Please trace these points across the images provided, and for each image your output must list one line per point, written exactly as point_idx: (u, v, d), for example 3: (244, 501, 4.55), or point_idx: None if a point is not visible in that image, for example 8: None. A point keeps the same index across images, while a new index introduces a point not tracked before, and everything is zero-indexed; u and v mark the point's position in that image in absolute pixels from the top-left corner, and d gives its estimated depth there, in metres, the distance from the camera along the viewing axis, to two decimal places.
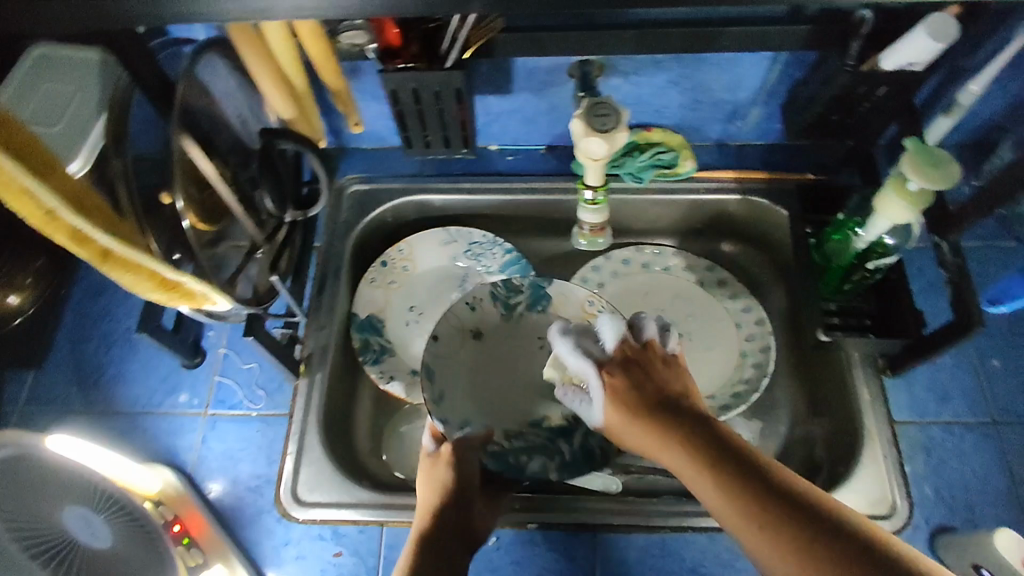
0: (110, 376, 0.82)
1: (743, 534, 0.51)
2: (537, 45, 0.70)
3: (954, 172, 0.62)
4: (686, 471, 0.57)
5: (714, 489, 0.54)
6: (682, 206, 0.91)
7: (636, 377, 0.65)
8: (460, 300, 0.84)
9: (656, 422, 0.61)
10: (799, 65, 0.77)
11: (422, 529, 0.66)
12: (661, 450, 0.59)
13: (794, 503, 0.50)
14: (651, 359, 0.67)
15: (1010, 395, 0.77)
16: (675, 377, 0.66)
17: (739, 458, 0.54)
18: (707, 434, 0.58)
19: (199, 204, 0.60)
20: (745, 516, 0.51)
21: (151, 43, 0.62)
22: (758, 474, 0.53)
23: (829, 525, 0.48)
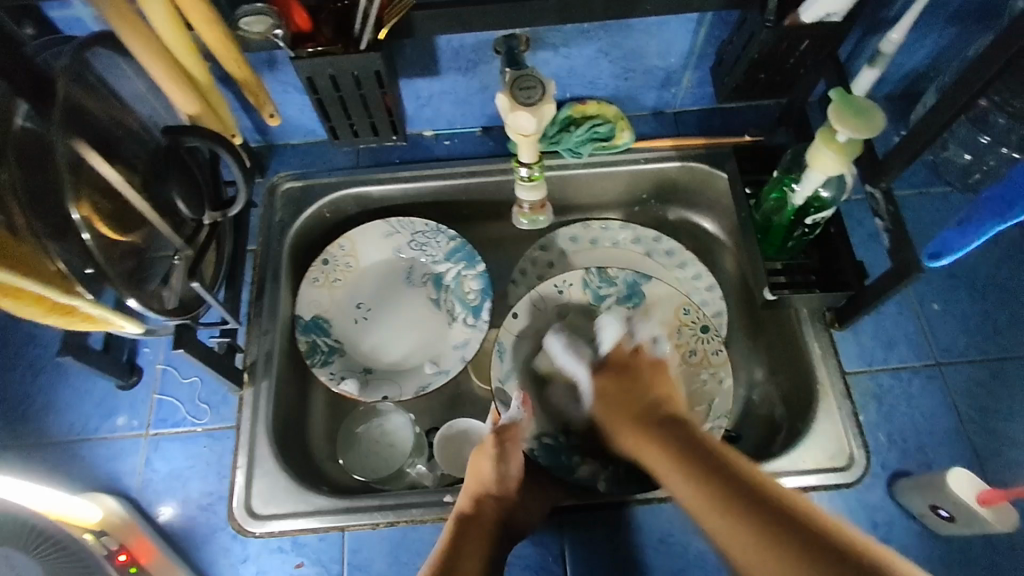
0: (40, 405, 0.77)
1: (710, 528, 0.51)
2: (456, 21, 0.68)
3: (879, 119, 0.62)
4: (689, 494, 0.54)
5: (689, 488, 0.54)
6: (624, 178, 0.90)
7: (626, 389, 0.68)
8: (550, 285, 0.85)
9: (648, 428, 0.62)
10: (724, 25, 0.77)
11: (459, 514, 0.68)
12: (648, 451, 0.61)
13: (808, 528, 0.46)
14: (647, 364, 0.70)
15: (952, 336, 0.78)
16: (664, 381, 0.68)
17: (713, 458, 0.55)
18: (667, 429, 0.61)
19: (108, 213, 0.56)
20: (716, 508, 0.51)
21: (35, 43, 0.57)
22: (708, 464, 0.55)
23: (788, 517, 0.47)
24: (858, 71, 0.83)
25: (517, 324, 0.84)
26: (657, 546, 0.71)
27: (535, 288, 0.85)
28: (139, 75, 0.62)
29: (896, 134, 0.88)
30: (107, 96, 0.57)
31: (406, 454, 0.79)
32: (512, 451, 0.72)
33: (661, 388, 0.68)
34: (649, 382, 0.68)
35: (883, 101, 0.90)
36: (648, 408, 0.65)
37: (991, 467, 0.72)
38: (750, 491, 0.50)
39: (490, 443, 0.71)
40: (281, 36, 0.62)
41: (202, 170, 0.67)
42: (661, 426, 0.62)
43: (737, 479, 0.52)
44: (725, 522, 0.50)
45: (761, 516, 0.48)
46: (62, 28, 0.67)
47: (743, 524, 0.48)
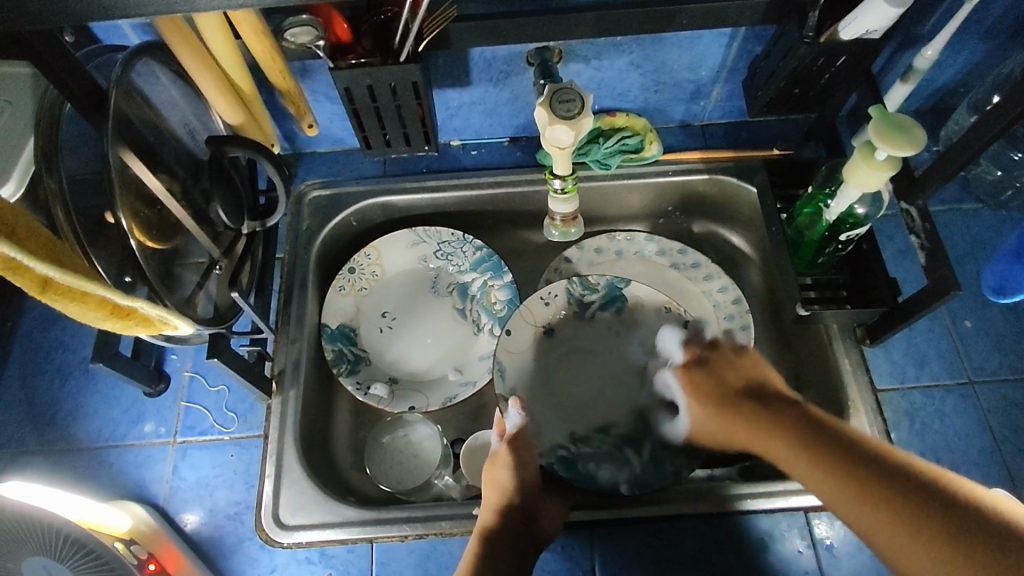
0: (68, 411, 0.77)
1: (839, 507, 0.55)
2: (494, 32, 0.68)
3: (921, 136, 0.62)
4: (791, 462, 0.60)
5: (799, 461, 0.59)
6: (652, 190, 0.89)
7: (709, 375, 0.72)
8: (536, 299, 0.85)
9: (742, 413, 0.66)
10: (758, 40, 0.77)
11: (486, 528, 0.66)
12: (750, 437, 0.65)
13: (907, 492, 0.52)
14: (726, 354, 0.72)
15: (984, 354, 0.78)
16: (750, 366, 0.71)
17: (834, 443, 0.58)
18: (787, 407, 0.64)
19: (146, 220, 0.56)
20: (856, 499, 0.54)
21: (79, 52, 0.57)
22: (834, 445, 0.57)
23: (932, 502, 0.50)
24: (890, 86, 0.82)
25: (511, 341, 0.84)
26: (687, 563, 0.70)
27: (522, 304, 0.85)
28: (175, 84, 0.61)
29: (926, 150, 0.87)
30: (149, 106, 0.57)
31: (432, 466, 0.78)
32: (527, 458, 0.72)
33: (750, 365, 0.70)
34: (730, 367, 0.71)
35: (912, 116, 0.89)
36: (750, 390, 0.68)
37: None
38: (866, 454, 0.56)
39: (503, 452, 0.72)
40: (323, 46, 0.63)
41: (238, 177, 0.67)
42: (756, 404, 0.66)
43: (869, 448, 0.56)
44: (834, 485, 0.56)
45: (878, 481, 0.53)
46: (99, 37, 0.66)
47: (859, 484, 0.54)
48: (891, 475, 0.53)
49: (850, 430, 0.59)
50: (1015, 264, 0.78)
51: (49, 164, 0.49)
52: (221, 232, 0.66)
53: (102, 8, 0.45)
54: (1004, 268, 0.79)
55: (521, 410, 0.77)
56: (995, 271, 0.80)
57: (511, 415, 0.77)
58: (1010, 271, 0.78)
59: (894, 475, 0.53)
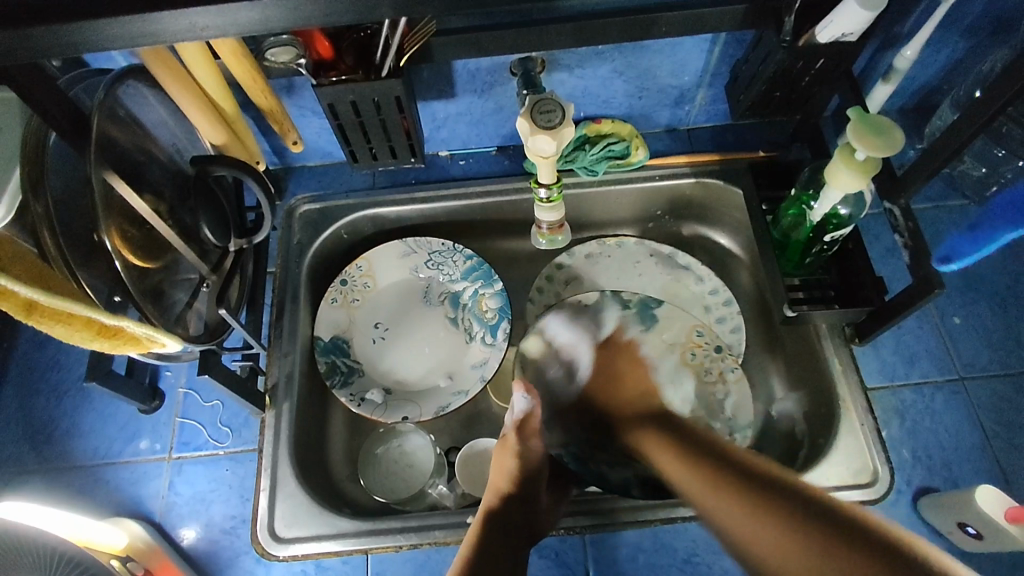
0: (65, 430, 0.78)
1: (715, 510, 0.56)
2: (474, 45, 0.69)
3: (899, 137, 0.62)
4: (719, 513, 0.56)
5: (673, 459, 0.63)
6: (640, 194, 0.90)
7: (628, 370, 0.78)
8: (575, 305, 0.86)
9: (648, 431, 0.69)
10: (738, 44, 0.77)
11: (490, 512, 0.69)
12: (647, 442, 0.67)
13: (772, 484, 0.54)
14: (626, 357, 0.80)
15: (974, 351, 0.78)
16: (641, 378, 0.77)
17: (710, 450, 0.61)
18: (667, 426, 0.68)
19: (132, 240, 0.57)
20: (730, 496, 0.55)
21: (63, 76, 0.57)
22: (714, 455, 0.60)
23: (786, 490, 0.53)
24: (872, 86, 0.83)
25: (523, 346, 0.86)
26: (682, 566, 0.70)
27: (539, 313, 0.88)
28: (163, 104, 0.62)
29: (911, 148, 0.88)
30: (136, 128, 0.58)
31: (426, 475, 0.79)
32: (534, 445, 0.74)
33: (635, 383, 0.76)
34: (630, 373, 0.78)
35: (897, 114, 0.90)
36: (640, 411, 0.72)
37: (1017, 484, 0.71)
38: (745, 465, 0.58)
39: (513, 438, 0.73)
40: (304, 64, 0.64)
41: (224, 197, 0.68)
42: (649, 425, 0.69)
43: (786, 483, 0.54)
44: (742, 511, 0.54)
45: (747, 482, 0.55)
46: (88, 62, 0.68)
47: (735, 488, 0.56)
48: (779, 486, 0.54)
49: (753, 462, 0.58)
50: (966, 237, 0.80)
51: (36, 189, 0.50)
52: (209, 249, 0.67)
53: (80, 41, 0.45)
54: (954, 241, 0.82)
55: (527, 394, 0.76)
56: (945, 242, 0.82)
57: (516, 400, 0.76)
58: (958, 245, 0.81)
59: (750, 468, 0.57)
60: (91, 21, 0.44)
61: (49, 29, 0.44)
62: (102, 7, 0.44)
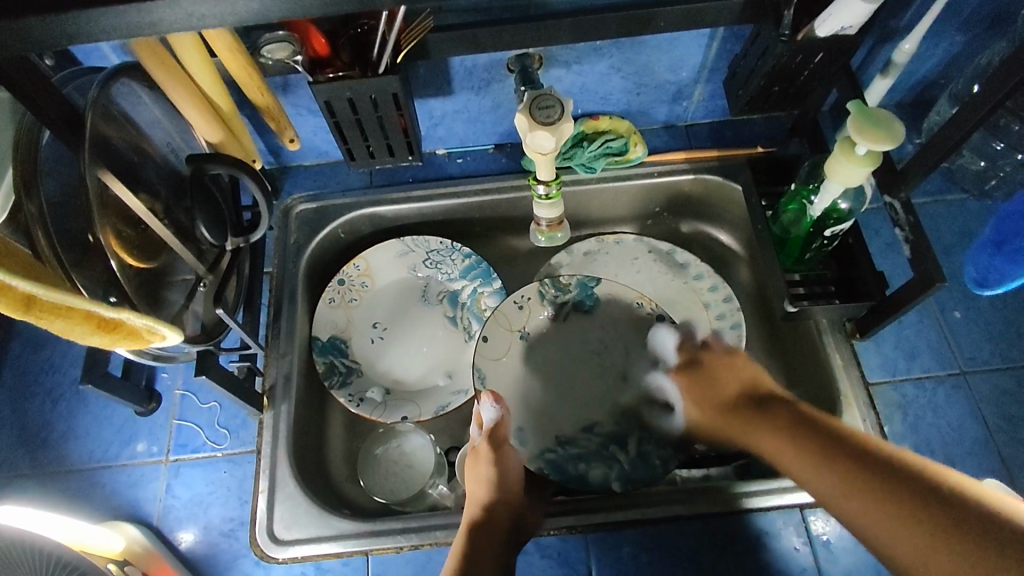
0: (60, 433, 0.77)
1: (806, 476, 0.61)
2: (471, 41, 0.68)
3: (899, 130, 0.62)
4: (808, 476, 0.61)
5: (768, 431, 0.66)
6: (638, 191, 0.90)
7: (717, 371, 0.75)
8: (510, 303, 0.85)
9: (747, 419, 0.70)
10: (736, 39, 0.77)
11: (473, 521, 0.68)
12: (742, 428, 0.70)
13: (855, 445, 0.59)
14: (721, 358, 0.76)
15: (975, 345, 0.78)
16: (739, 368, 0.74)
17: (795, 416, 0.65)
18: (757, 406, 0.70)
19: (127, 240, 0.56)
20: (817, 462, 0.60)
21: (55, 75, 0.56)
22: (798, 421, 0.65)
23: (868, 452, 0.58)
24: (870, 81, 0.83)
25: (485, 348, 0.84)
26: (684, 564, 0.70)
27: (498, 311, 0.85)
28: (157, 103, 0.62)
29: (909, 143, 0.88)
30: (130, 126, 0.57)
31: (426, 475, 0.78)
32: (509, 452, 0.73)
33: (736, 379, 0.74)
34: (726, 372, 0.75)
35: (894, 109, 0.90)
36: (745, 389, 0.73)
37: (1020, 477, 0.71)
38: (842, 442, 0.60)
39: (485, 448, 0.72)
40: (300, 61, 0.63)
41: (221, 195, 0.67)
42: (755, 411, 0.70)
43: (870, 444, 0.59)
44: (835, 473, 0.58)
45: (834, 448, 0.59)
46: (80, 58, 0.67)
47: (839, 464, 0.58)
48: (876, 465, 0.56)
49: (836, 424, 0.62)
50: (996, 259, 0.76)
51: (29, 190, 0.49)
52: (205, 249, 0.66)
53: (75, 32, 0.45)
54: (988, 263, 0.77)
55: (495, 402, 0.75)
56: (976, 263, 0.79)
57: (485, 410, 0.75)
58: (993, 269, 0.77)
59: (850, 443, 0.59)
60: (87, 12, 0.43)
61: (42, 22, 0.43)
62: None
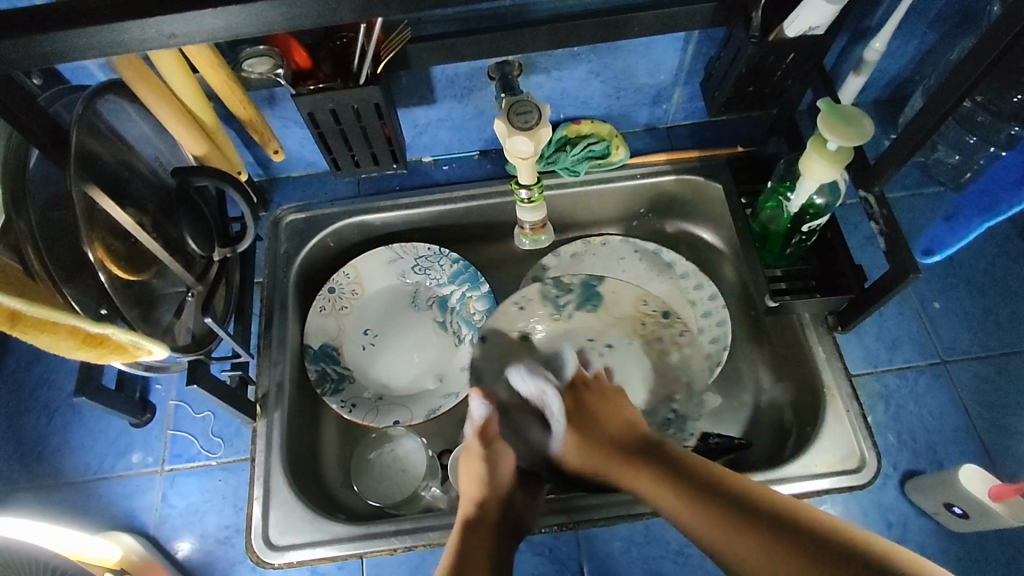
0: (57, 447, 0.78)
1: (706, 538, 0.60)
2: (451, 51, 0.70)
3: (868, 125, 0.63)
4: (705, 536, 0.60)
5: (649, 481, 0.66)
6: (622, 193, 0.91)
7: (602, 408, 0.75)
8: (511, 302, 0.88)
9: (631, 457, 0.69)
10: (711, 41, 0.79)
11: (466, 518, 0.69)
12: (633, 477, 0.68)
13: (754, 509, 0.59)
14: (597, 399, 0.76)
15: (954, 334, 0.79)
16: (619, 411, 0.75)
17: (678, 468, 0.65)
18: (652, 457, 0.68)
19: (116, 254, 0.57)
20: (716, 525, 0.59)
21: (43, 93, 0.58)
22: (687, 475, 0.64)
23: (764, 513, 0.58)
24: (844, 79, 0.85)
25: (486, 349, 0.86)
26: (674, 557, 0.71)
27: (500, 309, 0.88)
28: (145, 118, 0.63)
29: (885, 137, 0.89)
30: (117, 142, 0.59)
31: (418, 478, 0.79)
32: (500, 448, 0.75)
33: (617, 416, 0.74)
34: (606, 413, 0.74)
35: (871, 106, 0.92)
36: (630, 428, 0.73)
37: (1001, 462, 0.72)
38: (718, 492, 0.61)
39: (475, 446, 0.74)
40: (283, 74, 0.65)
41: (208, 207, 0.68)
42: (633, 454, 0.70)
43: (763, 506, 0.59)
44: (747, 541, 0.57)
45: (724, 515, 0.59)
46: (68, 78, 0.68)
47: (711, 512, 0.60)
48: (751, 512, 0.58)
49: (733, 484, 0.62)
50: (945, 227, 0.83)
51: (18, 207, 0.50)
52: (194, 260, 0.67)
53: (59, 51, 0.46)
54: (935, 230, 0.84)
55: (485, 401, 0.77)
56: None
57: (475, 407, 0.77)
58: (940, 236, 0.83)
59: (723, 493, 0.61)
60: (71, 31, 0.45)
61: (28, 41, 0.45)
62: (83, 16, 0.45)
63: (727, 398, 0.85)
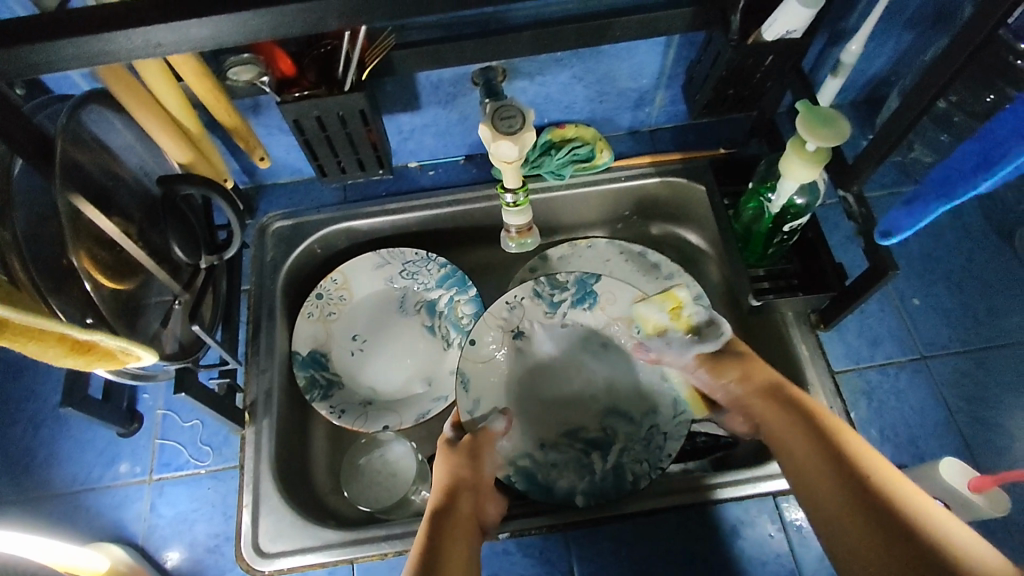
0: (43, 458, 0.77)
1: (804, 475, 0.64)
2: (435, 57, 0.70)
3: (845, 126, 0.65)
4: (806, 468, 0.64)
5: (790, 425, 0.68)
6: (607, 196, 0.92)
7: (744, 368, 0.75)
8: (501, 303, 0.87)
9: (788, 411, 0.69)
10: (691, 46, 0.80)
11: (436, 506, 0.69)
12: (777, 420, 0.70)
13: (852, 461, 0.62)
14: (763, 373, 0.74)
15: (934, 330, 0.81)
16: (765, 368, 0.74)
17: (813, 419, 0.67)
18: (792, 411, 0.69)
19: (104, 263, 0.57)
20: (826, 469, 0.63)
21: (26, 104, 0.58)
22: (813, 427, 0.66)
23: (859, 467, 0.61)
24: (822, 81, 0.86)
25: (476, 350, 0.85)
26: (664, 556, 0.72)
27: (487, 311, 0.87)
28: (130, 128, 0.63)
29: (863, 138, 0.91)
30: (102, 151, 0.59)
31: (409, 482, 0.79)
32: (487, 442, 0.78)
33: (762, 375, 0.74)
34: (762, 374, 0.74)
35: (848, 107, 0.94)
36: (773, 395, 0.72)
37: (981, 454, 0.74)
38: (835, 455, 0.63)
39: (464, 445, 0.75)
40: (268, 82, 0.66)
41: (193, 215, 0.68)
42: (792, 410, 0.69)
43: (861, 461, 0.62)
44: (831, 485, 0.62)
45: (829, 458, 0.63)
46: (51, 87, 0.68)
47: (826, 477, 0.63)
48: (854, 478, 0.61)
49: (852, 439, 0.64)
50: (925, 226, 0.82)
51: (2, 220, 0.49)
52: (181, 269, 0.67)
53: (42, 62, 0.47)
54: None
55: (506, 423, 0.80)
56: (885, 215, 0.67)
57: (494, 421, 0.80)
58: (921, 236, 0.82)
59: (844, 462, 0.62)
60: (53, 42, 0.45)
61: (13, 51, 0.45)
62: (67, 26, 0.45)
63: None
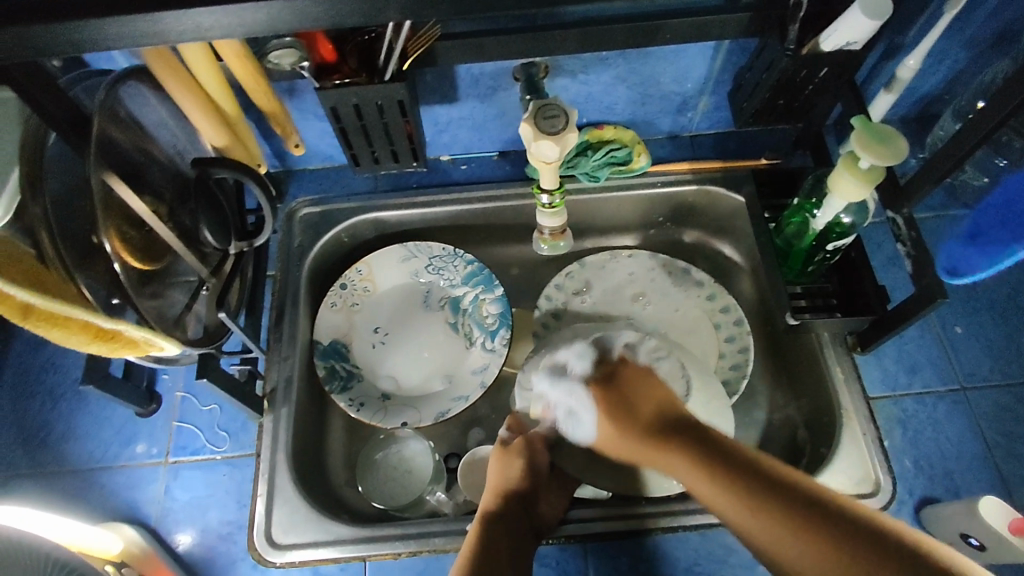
0: (59, 433, 0.77)
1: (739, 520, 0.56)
2: (477, 49, 0.68)
3: (902, 146, 0.62)
4: (744, 521, 0.55)
5: (689, 469, 0.61)
6: (642, 201, 0.90)
7: (635, 394, 0.70)
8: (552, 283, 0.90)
9: (665, 437, 0.65)
10: (742, 52, 0.77)
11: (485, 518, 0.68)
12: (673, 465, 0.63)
13: (784, 490, 0.54)
14: (634, 376, 0.71)
15: (975, 360, 0.78)
16: (655, 386, 0.70)
17: (722, 454, 0.60)
18: (692, 445, 0.62)
19: (131, 241, 0.56)
20: (759, 513, 0.54)
21: (63, 77, 0.56)
22: (724, 463, 0.59)
23: (800, 495, 0.53)
24: (874, 94, 0.83)
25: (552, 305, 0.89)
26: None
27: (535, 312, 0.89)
28: (167, 105, 0.62)
29: (913, 157, 0.88)
30: (138, 128, 0.58)
31: (424, 481, 0.78)
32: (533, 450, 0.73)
33: (650, 396, 0.69)
34: (637, 392, 0.70)
35: (899, 124, 0.90)
36: (662, 416, 0.67)
37: (1018, 492, 0.71)
38: (784, 483, 0.55)
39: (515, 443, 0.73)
40: (308, 66, 0.65)
41: (226, 200, 0.67)
42: (682, 438, 0.64)
43: (797, 486, 0.55)
44: (795, 537, 0.51)
45: (774, 493, 0.54)
46: (89, 62, 0.68)
47: (780, 507, 0.53)
48: (751, 468, 0.58)
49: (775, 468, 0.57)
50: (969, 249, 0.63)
51: (35, 191, 0.49)
52: (208, 253, 0.66)
53: (86, 40, 0.46)
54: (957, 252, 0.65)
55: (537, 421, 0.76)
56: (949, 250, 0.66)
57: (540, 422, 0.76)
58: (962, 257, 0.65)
59: (743, 459, 0.58)
60: (105, 19, 0.44)
61: (57, 25, 0.44)
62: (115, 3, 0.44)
63: (741, 414, 0.84)
